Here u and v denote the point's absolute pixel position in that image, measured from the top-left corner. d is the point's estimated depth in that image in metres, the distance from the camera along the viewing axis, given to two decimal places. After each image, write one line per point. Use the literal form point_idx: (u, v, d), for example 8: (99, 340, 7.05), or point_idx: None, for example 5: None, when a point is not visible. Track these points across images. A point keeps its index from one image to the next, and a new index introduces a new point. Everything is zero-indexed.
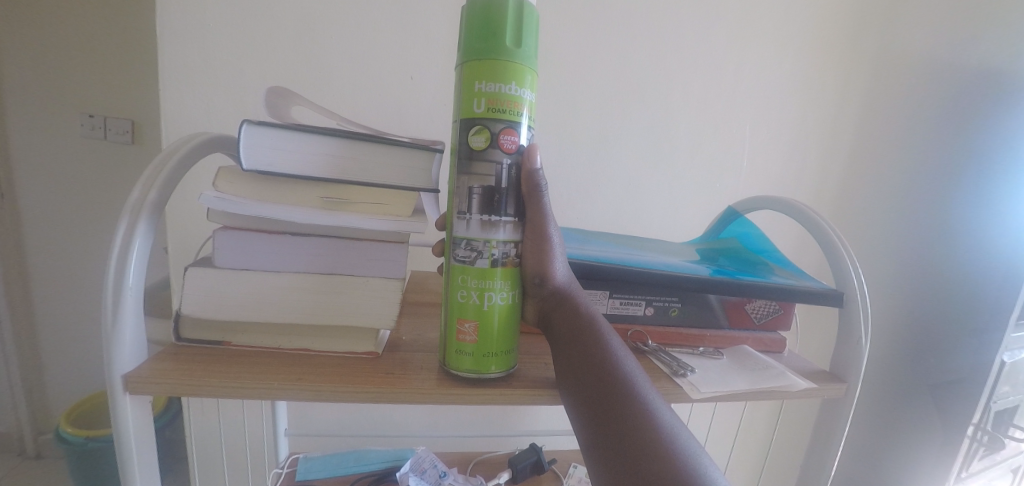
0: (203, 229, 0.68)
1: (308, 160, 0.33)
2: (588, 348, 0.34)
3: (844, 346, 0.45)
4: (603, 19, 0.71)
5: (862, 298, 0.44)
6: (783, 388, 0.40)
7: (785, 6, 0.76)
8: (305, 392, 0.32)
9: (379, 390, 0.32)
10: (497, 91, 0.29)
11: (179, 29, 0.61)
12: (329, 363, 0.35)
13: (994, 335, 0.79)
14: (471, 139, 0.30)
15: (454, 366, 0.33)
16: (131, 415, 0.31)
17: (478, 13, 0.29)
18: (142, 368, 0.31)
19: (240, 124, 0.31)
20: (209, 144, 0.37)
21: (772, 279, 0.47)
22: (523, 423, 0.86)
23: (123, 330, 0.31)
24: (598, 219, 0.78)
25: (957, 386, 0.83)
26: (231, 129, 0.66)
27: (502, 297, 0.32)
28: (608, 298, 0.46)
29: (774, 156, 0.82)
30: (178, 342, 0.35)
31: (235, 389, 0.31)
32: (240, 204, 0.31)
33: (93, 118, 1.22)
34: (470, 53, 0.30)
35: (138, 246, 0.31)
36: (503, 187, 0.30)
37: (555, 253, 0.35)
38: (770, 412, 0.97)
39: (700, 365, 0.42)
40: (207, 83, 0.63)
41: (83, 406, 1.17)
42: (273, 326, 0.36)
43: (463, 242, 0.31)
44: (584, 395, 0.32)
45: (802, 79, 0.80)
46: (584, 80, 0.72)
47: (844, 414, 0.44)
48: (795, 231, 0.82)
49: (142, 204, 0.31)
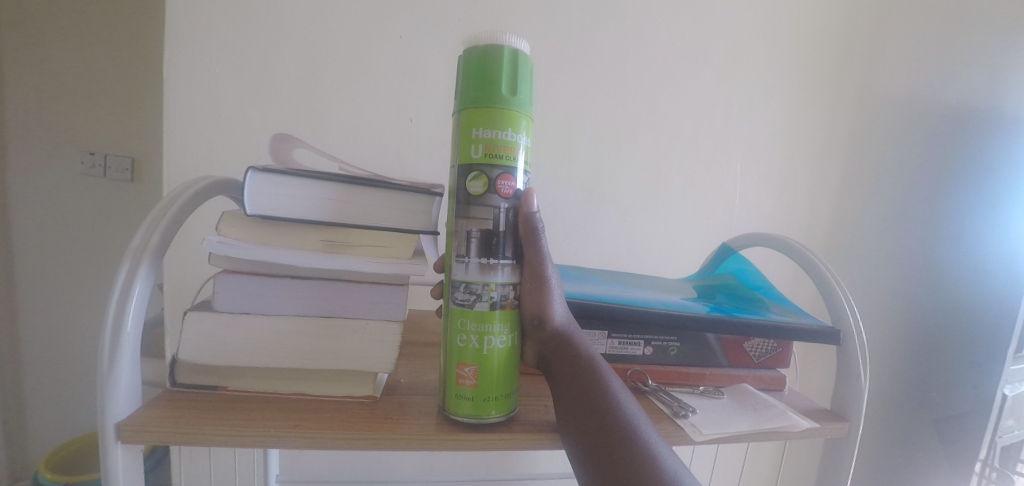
0: (199, 267, 0.67)
1: (311, 205, 0.34)
2: (590, 391, 0.34)
3: (843, 384, 0.44)
4: (595, 66, 0.74)
5: (859, 334, 0.45)
6: (786, 428, 0.39)
7: (769, 50, 0.80)
8: (302, 440, 0.31)
9: (376, 435, 0.32)
10: (493, 138, 0.31)
11: (187, 74, 0.63)
12: (326, 409, 0.34)
13: (995, 368, 0.81)
14: (469, 184, 0.31)
15: (454, 411, 0.33)
16: (120, 466, 0.30)
17: (474, 64, 0.31)
18: (135, 416, 0.31)
19: (246, 171, 0.31)
20: (211, 189, 0.38)
21: (769, 316, 0.47)
22: (524, 466, 0.84)
23: (119, 375, 0.30)
24: (595, 256, 0.78)
25: (961, 420, 0.84)
26: (231, 168, 0.67)
27: (502, 340, 0.32)
28: (607, 338, 0.46)
29: (767, 193, 0.84)
30: (173, 387, 0.35)
31: (229, 437, 0.30)
32: (243, 249, 0.32)
33: (94, 156, 1.24)
34: (467, 101, 0.31)
35: (138, 290, 0.31)
36: (501, 230, 0.31)
37: (554, 295, 0.35)
38: (777, 451, 0.94)
39: (701, 405, 0.42)
40: (212, 125, 0.65)
41: (65, 449, 1.12)
42: (270, 370, 0.36)
43: (462, 284, 0.32)
44: (587, 441, 0.32)
45: (791, 120, 0.83)
46: (578, 122, 0.75)
47: (849, 455, 0.44)
48: (790, 266, 0.83)
49: (145, 248, 0.32)
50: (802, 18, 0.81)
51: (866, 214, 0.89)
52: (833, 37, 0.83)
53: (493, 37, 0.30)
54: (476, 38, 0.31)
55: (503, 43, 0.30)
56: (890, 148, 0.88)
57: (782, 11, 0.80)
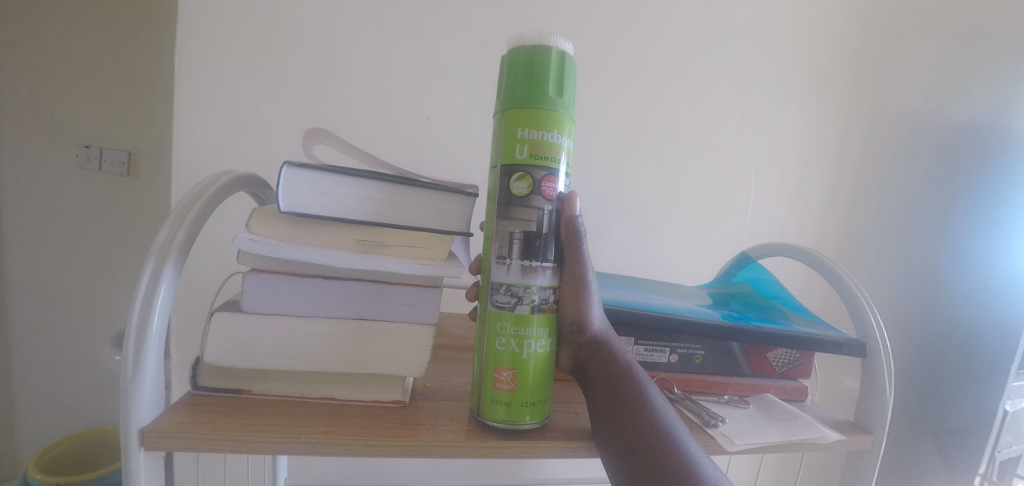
0: (209, 263, 0.66)
1: (345, 204, 0.33)
2: (629, 398, 0.33)
3: (868, 396, 0.45)
4: (613, 71, 0.74)
5: (883, 346, 0.45)
6: (815, 439, 0.39)
7: (786, 61, 0.81)
8: (333, 447, 0.30)
9: (410, 443, 0.31)
10: (539, 139, 0.29)
11: (200, 66, 0.61)
12: (356, 414, 0.33)
13: (996, 384, 0.84)
14: (513, 184, 0.30)
15: (488, 416, 0.32)
16: (142, 472, 0.29)
17: (521, 63, 0.29)
18: (160, 421, 0.29)
19: (281, 165, 0.30)
20: (233, 184, 0.37)
21: (792, 326, 0.47)
22: (531, 472, 0.83)
23: (143, 376, 0.29)
24: (609, 261, 0.78)
25: (962, 434, 0.86)
26: (243, 163, 0.65)
27: (541, 344, 0.31)
28: (633, 345, 0.46)
29: (780, 202, 0.84)
30: (196, 390, 0.33)
31: (257, 442, 0.29)
32: (274, 247, 0.30)
33: (89, 148, 1.21)
34: (512, 101, 0.30)
35: (163, 289, 0.30)
36: (544, 232, 0.30)
37: (591, 300, 0.34)
38: (783, 461, 0.94)
39: (728, 414, 0.42)
40: (223, 117, 0.63)
41: (48, 452, 1.07)
42: (296, 374, 0.34)
43: (502, 287, 0.31)
44: (626, 451, 0.31)
45: (805, 131, 0.84)
46: (595, 126, 0.75)
47: (872, 466, 0.44)
48: (800, 277, 0.84)
49: (170, 245, 0.30)
50: (817, 31, 0.82)
51: (876, 226, 0.90)
52: (847, 51, 0.84)
53: (541, 37, 0.29)
54: (522, 38, 0.29)
55: (551, 44, 0.29)
56: (901, 163, 0.89)
57: (798, 24, 0.81)
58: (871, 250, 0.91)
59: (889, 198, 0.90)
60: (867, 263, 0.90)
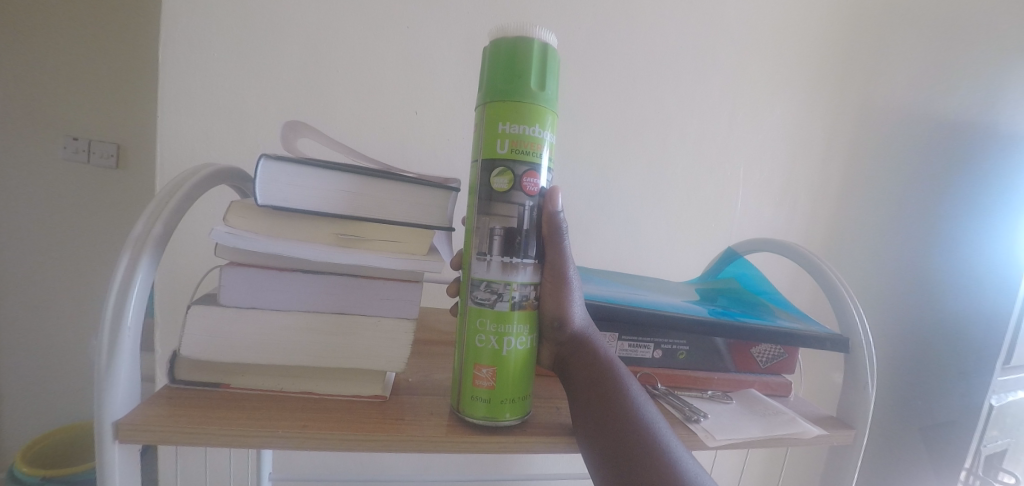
0: (194, 257, 0.66)
1: (326, 197, 0.33)
2: (610, 394, 0.33)
3: (851, 392, 0.45)
4: (603, 66, 0.74)
5: (866, 342, 0.45)
6: (797, 434, 0.39)
7: (775, 57, 0.81)
8: (309, 441, 0.29)
9: (388, 438, 0.30)
10: (520, 133, 0.29)
11: (185, 57, 0.61)
12: (336, 409, 0.33)
13: (982, 379, 0.84)
14: (493, 180, 0.29)
15: (467, 412, 0.32)
16: (116, 465, 0.28)
17: (503, 56, 0.29)
18: (135, 414, 0.29)
19: (259, 158, 0.30)
20: (213, 177, 0.36)
21: (777, 322, 0.47)
22: (520, 467, 0.83)
23: (119, 370, 0.29)
24: (598, 257, 0.78)
25: (947, 428, 0.87)
26: (229, 156, 0.65)
27: (521, 341, 0.31)
28: (617, 341, 0.46)
29: (768, 198, 0.85)
30: (173, 384, 0.33)
31: (233, 436, 0.29)
32: (252, 240, 0.30)
33: (77, 140, 1.20)
34: (493, 94, 0.29)
35: (139, 282, 0.29)
36: (525, 228, 0.30)
37: (574, 297, 0.34)
38: (769, 456, 0.95)
39: (711, 410, 0.42)
40: (209, 109, 0.63)
41: (50, 437, 1.10)
42: (276, 368, 0.34)
43: (482, 283, 0.30)
44: (606, 447, 0.31)
45: (794, 128, 0.84)
46: (585, 122, 0.75)
47: (853, 461, 0.44)
48: (787, 275, 0.84)
49: (147, 238, 0.30)
50: (806, 28, 0.82)
51: (863, 223, 0.90)
52: (836, 48, 0.84)
53: (523, 29, 0.29)
54: (505, 29, 0.29)
55: (533, 36, 0.29)
56: (889, 159, 0.89)
57: (788, 21, 0.81)
58: (858, 246, 0.91)
59: (877, 194, 0.90)
60: (854, 259, 0.91)
